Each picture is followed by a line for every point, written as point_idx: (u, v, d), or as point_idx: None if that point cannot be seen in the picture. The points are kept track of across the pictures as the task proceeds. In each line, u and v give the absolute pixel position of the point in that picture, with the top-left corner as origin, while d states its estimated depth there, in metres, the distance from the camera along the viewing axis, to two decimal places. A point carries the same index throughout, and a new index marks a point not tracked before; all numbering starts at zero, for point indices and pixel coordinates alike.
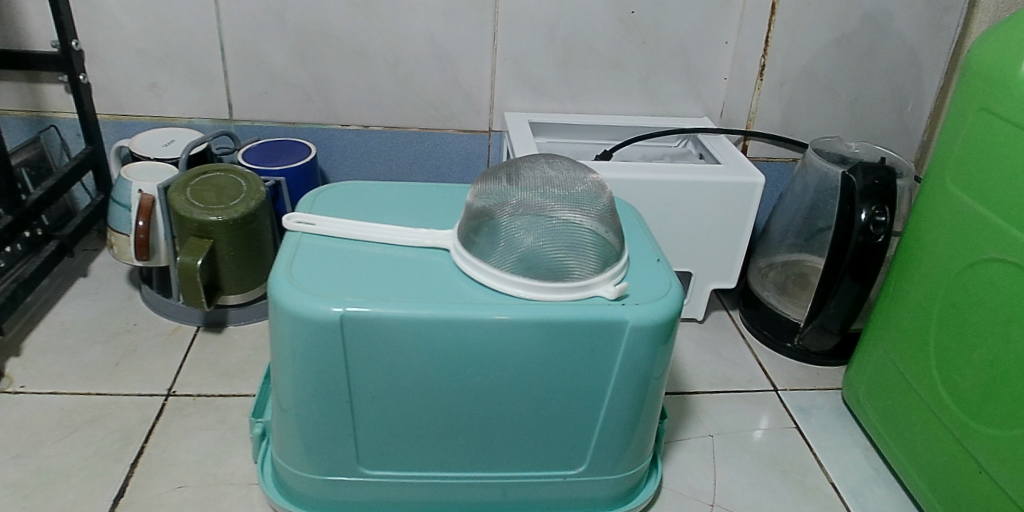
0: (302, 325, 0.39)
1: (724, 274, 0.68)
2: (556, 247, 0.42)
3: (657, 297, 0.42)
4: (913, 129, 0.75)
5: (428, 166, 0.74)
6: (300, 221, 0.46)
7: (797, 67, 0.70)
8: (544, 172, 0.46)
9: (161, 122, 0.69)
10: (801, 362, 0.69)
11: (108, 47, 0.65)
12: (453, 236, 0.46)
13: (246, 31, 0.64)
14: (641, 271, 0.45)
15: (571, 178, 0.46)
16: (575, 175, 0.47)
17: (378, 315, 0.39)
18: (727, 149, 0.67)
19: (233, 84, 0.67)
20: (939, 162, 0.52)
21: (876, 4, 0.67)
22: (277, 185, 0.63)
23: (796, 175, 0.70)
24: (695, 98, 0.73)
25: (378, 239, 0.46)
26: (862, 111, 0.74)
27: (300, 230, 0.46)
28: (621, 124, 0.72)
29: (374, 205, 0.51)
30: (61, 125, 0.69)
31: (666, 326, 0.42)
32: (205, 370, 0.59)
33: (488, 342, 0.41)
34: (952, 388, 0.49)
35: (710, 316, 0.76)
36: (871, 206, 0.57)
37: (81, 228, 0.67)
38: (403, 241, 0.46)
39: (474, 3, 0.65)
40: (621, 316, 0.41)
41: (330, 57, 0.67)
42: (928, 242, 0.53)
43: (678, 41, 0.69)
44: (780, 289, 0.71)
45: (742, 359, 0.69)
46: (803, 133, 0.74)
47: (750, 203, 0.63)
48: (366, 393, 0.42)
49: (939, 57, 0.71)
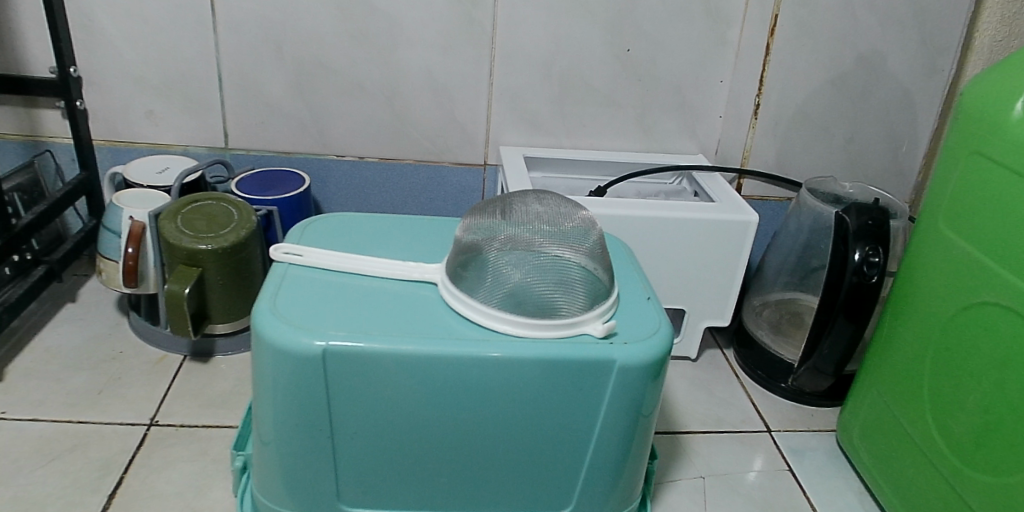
0: (284, 358, 0.39)
1: (717, 313, 0.67)
2: (544, 284, 0.42)
3: (646, 336, 0.42)
4: (908, 171, 0.76)
5: (422, 199, 0.74)
6: (287, 252, 0.46)
7: (791, 107, 0.70)
8: (535, 207, 0.46)
9: (157, 150, 0.69)
10: (795, 403, 0.68)
11: (107, 74, 0.65)
12: (441, 271, 0.46)
13: (245, 61, 0.65)
14: (631, 310, 0.45)
15: (561, 214, 0.46)
16: (565, 211, 0.46)
17: (361, 350, 0.38)
18: (721, 187, 0.67)
19: (230, 113, 0.68)
20: (932, 204, 0.52)
21: (868, 46, 0.68)
22: (269, 214, 0.62)
23: (791, 214, 0.70)
24: (689, 135, 0.74)
25: (365, 271, 0.45)
26: (856, 152, 0.74)
27: (287, 260, 0.46)
28: (617, 161, 0.72)
29: (363, 237, 0.50)
30: (56, 150, 0.69)
31: (656, 366, 0.42)
32: (189, 400, 0.58)
33: (474, 379, 0.40)
34: (947, 432, 0.48)
35: (704, 354, 0.75)
36: (864, 246, 0.57)
37: (71, 253, 0.67)
38: (392, 274, 0.45)
39: (472, 39, 0.66)
40: (610, 355, 0.40)
41: (327, 88, 0.67)
42: (921, 283, 0.52)
43: (673, 79, 0.70)
44: (774, 328, 0.70)
45: (736, 399, 0.68)
46: (797, 172, 0.75)
47: (743, 242, 0.63)
48: (347, 428, 0.41)
49: (931, 100, 0.71)
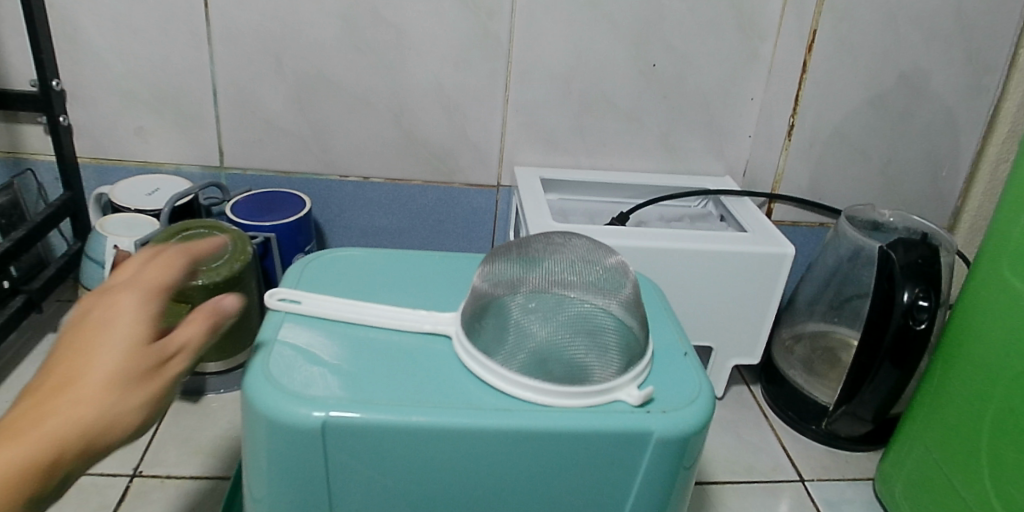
0: (280, 431, 0.34)
1: (746, 351, 0.62)
2: (573, 344, 0.37)
3: (686, 403, 0.38)
4: (948, 196, 0.71)
5: (430, 221, 0.69)
6: (284, 299, 0.42)
7: (828, 128, 0.66)
8: (561, 252, 0.41)
9: (147, 169, 0.65)
10: (828, 447, 0.64)
11: (91, 87, 0.60)
12: (456, 322, 0.41)
13: (241, 75, 0.60)
14: (668, 369, 0.40)
15: (590, 260, 0.41)
16: (594, 256, 0.42)
17: (365, 422, 0.34)
18: (753, 215, 0.62)
19: (225, 129, 0.63)
20: (994, 246, 0.47)
21: (912, 64, 0.63)
22: (267, 241, 0.59)
23: (829, 243, 0.65)
24: (716, 157, 0.69)
25: (374, 322, 0.41)
26: (894, 176, 0.69)
27: (283, 308, 0.41)
28: (640, 184, 0.67)
29: (372, 278, 0.46)
30: (39, 168, 0.64)
31: (695, 436, 0.37)
32: (178, 446, 0.54)
33: (491, 452, 0.36)
34: (1010, 502, 0.44)
35: (730, 391, 0.70)
36: (914, 288, 0.52)
37: (52, 281, 0.62)
38: (403, 324, 0.41)
39: (485, 52, 0.61)
40: (646, 426, 0.36)
41: (329, 103, 0.62)
42: (978, 333, 0.48)
43: (701, 97, 0.65)
44: (807, 366, 0.65)
45: (764, 443, 0.63)
46: (832, 197, 0.70)
47: (777, 276, 0.58)
48: (348, 504, 0.37)
49: (978, 121, 0.66)
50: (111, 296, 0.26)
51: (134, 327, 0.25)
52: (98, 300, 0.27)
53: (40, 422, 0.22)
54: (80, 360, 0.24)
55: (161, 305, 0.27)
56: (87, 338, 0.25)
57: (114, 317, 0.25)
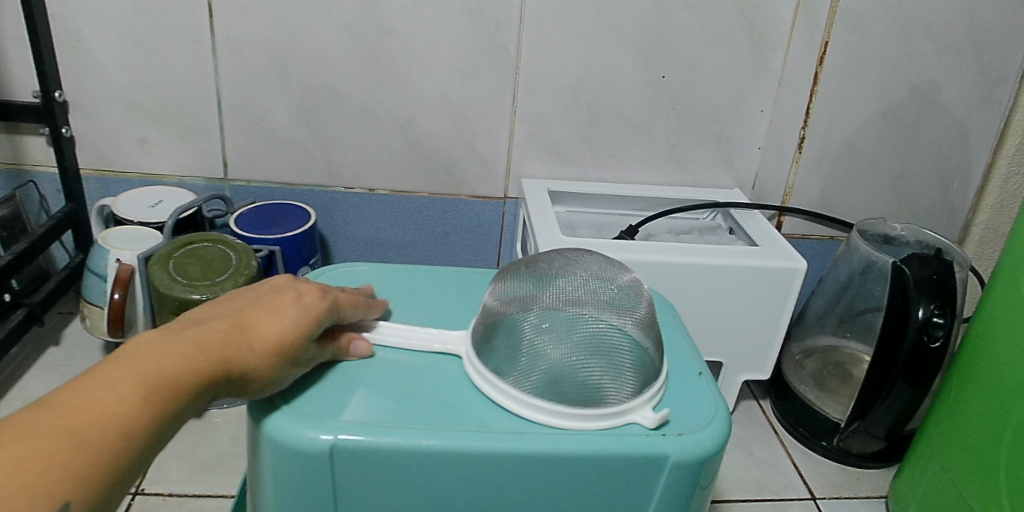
0: (287, 454, 0.33)
1: (757, 366, 0.62)
2: (588, 365, 0.36)
3: (701, 426, 0.37)
4: (959, 209, 0.70)
5: (436, 233, 0.69)
6: None
7: (838, 141, 0.65)
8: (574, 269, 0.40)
9: (150, 180, 0.64)
10: (839, 463, 0.63)
11: (94, 99, 0.60)
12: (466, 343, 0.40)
13: (245, 86, 0.60)
14: (682, 390, 0.40)
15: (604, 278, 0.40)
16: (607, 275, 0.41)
17: (374, 446, 0.33)
18: (763, 228, 0.62)
19: (230, 140, 0.62)
20: (1013, 262, 0.47)
21: (924, 76, 0.63)
22: (271, 254, 0.57)
23: (840, 257, 0.64)
24: (725, 169, 0.68)
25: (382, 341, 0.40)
26: (904, 189, 0.68)
27: None
28: (649, 196, 0.66)
29: (381, 297, 0.46)
30: (41, 180, 0.63)
31: (712, 460, 0.36)
32: (180, 463, 0.53)
33: (503, 476, 0.35)
34: None
35: (739, 406, 0.69)
36: (929, 304, 0.52)
37: (53, 294, 0.61)
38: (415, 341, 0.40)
39: (493, 63, 0.60)
40: (661, 450, 0.35)
41: (335, 114, 0.62)
42: (997, 351, 0.47)
43: (710, 109, 0.64)
44: (818, 382, 0.64)
45: (774, 460, 0.63)
46: (841, 210, 0.69)
47: (788, 292, 0.57)
48: None
49: (990, 134, 0.66)
50: (302, 286, 0.35)
51: (312, 317, 0.33)
52: (295, 286, 0.35)
53: (233, 351, 0.30)
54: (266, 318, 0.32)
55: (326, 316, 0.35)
56: (279, 305, 0.33)
57: (301, 301, 0.33)
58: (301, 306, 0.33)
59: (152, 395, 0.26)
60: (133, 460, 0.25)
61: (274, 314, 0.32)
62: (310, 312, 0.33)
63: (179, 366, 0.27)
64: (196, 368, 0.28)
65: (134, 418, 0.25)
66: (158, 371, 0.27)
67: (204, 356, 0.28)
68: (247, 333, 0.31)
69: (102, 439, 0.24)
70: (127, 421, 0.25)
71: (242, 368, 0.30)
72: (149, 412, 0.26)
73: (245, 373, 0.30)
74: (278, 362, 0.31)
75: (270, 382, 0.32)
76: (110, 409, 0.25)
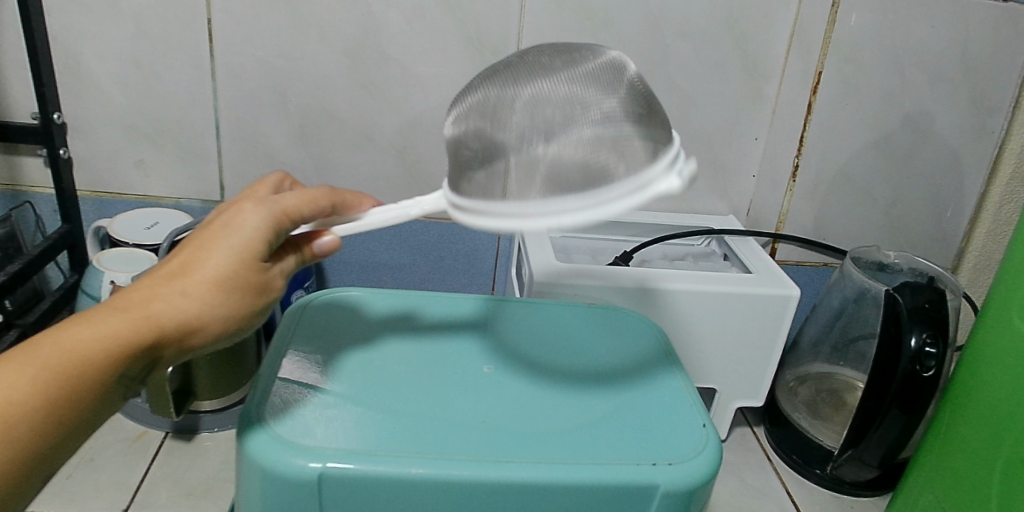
0: (276, 483, 0.33)
1: (750, 393, 0.61)
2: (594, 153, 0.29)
3: (693, 455, 0.37)
4: (953, 237, 0.70)
5: (433, 257, 0.69)
6: (300, 358, 0.42)
7: (831, 170, 0.66)
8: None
9: (146, 202, 0.64)
10: (833, 492, 0.62)
11: (93, 121, 0.60)
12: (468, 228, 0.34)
13: (245, 110, 0.60)
14: (673, 420, 0.40)
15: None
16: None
17: (362, 474, 0.33)
18: (756, 255, 0.62)
19: (228, 163, 0.63)
20: (1004, 292, 0.47)
21: (916, 105, 0.64)
22: None
23: (834, 285, 0.65)
24: (719, 196, 0.68)
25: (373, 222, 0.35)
26: (899, 217, 0.69)
27: (296, 363, 0.41)
28: (645, 223, 0.66)
29: (382, 323, 0.46)
30: (37, 200, 0.64)
31: (702, 489, 0.36)
32: (168, 487, 0.52)
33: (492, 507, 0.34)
34: None
35: (733, 433, 0.69)
36: (922, 333, 0.51)
37: (47, 314, 0.61)
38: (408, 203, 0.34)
39: None
40: (650, 479, 0.35)
41: (333, 138, 0.62)
42: (987, 381, 0.47)
43: (705, 137, 0.65)
44: (812, 410, 0.64)
45: (768, 488, 0.62)
46: (836, 237, 0.70)
47: (781, 319, 0.57)
48: None
49: (983, 163, 0.66)
50: (238, 205, 0.34)
51: (239, 243, 0.32)
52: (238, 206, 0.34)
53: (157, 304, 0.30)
54: (199, 254, 0.32)
55: (272, 229, 0.33)
56: (210, 238, 0.32)
57: (233, 227, 0.33)
58: (228, 234, 0.32)
59: (57, 363, 0.27)
60: (58, 425, 0.28)
61: (196, 258, 0.32)
62: (233, 237, 0.32)
63: (96, 332, 0.29)
64: (118, 331, 0.29)
65: (41, 397, 0.27)
66: (73, 340, 0.28)
67: (118, 317, 0.29)
68: (175, 280, 0.31)
69: (15, 422, 0.26)
70: (31, 390, 0.27)
71: (170, 320, 0.30)
72: (58, 374, 0.27)
73: (179, 322, 0.31)
74: (212, 298, 0.31)
75: (219, 322, 0.32)
76: (14, 390, 0.26)
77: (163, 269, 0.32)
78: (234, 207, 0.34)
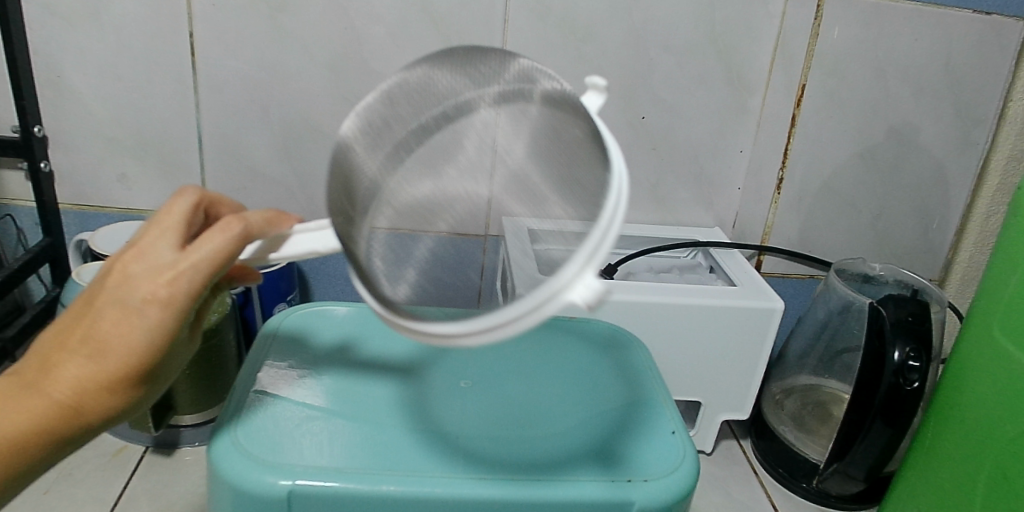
0: (245, 501, 0.33)
1: (736, 406, 0.61)
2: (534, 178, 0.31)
3: (669, 471, 0.37)
4: (939, 249, 0.70)
5: None
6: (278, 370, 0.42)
7: (815, 182, 0.66)
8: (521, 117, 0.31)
9: (129, 215, 0.64)
10: (819, 505, 0.62)
11: (74, 134, 0.60)
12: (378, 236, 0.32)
13: (228, 123, 0.60)
14: (651, 436, 0.39)
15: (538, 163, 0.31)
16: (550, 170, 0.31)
17: (332, 492, 0.33)
18: (741, 267, 0.62)
19: (211, 176, 0.62)
20: (985, 306, 0.47)
21: (901, 117, 0.64)
22: (247, 290, 0.58)
23: (818, 296, 0.65)
24: (704, 208, 0.68)
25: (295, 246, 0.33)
26: (885, 228, 0.69)
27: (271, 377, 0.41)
28: (630, 235, 0.66)
29: (360, 338, 0.46)
30: (18, 213, 0.63)
31: (678, 506, 0.36)
32: (147, 503, 0.52)
33: None
34: None
35: (720, 446, 0.69)
36: (905, 346, 0.51)
37: (27, 328, 0.61)
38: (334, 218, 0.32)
39: None
40: (624, 495, 0.35)
41: (318, 151, 0.62)
42: (968, 395, 0.47)
43: (689, 149, 0.65)
44: (797, 422, 0.63)
45: (753, 501, 0.62)
46: (822, 249, 0.70)
47: (765, 332, 0.57)
48: None
49: (968, 175, 0.67)
50: (154, 277, 0.28)
51: (142, 345, 0.28)
52: (151, 269, 0.28)
53: (62, 409, 0.28)
54: (118, 345, 0.28)
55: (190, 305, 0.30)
56: (125, 322, 0.28)
57: (148, 313, 0.28)
58: (148, 326, 0.28)
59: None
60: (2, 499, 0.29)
61: (95, 354, 0.28)
62: (156, 331, 0.29)
63: (6, 431, 0.27)
64: (31, 431, 0.28)
65: None
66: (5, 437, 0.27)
67: (46, 417, 0.28)
68: (97, 379, 0.28)
69: None
70: None
71: (98, 417, 0.29)
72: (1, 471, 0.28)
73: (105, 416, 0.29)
74: (118, 396, 0.29)
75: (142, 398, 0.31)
76: None
77: (74, 347, 0.28)
78: (135, 290, 0.28)
